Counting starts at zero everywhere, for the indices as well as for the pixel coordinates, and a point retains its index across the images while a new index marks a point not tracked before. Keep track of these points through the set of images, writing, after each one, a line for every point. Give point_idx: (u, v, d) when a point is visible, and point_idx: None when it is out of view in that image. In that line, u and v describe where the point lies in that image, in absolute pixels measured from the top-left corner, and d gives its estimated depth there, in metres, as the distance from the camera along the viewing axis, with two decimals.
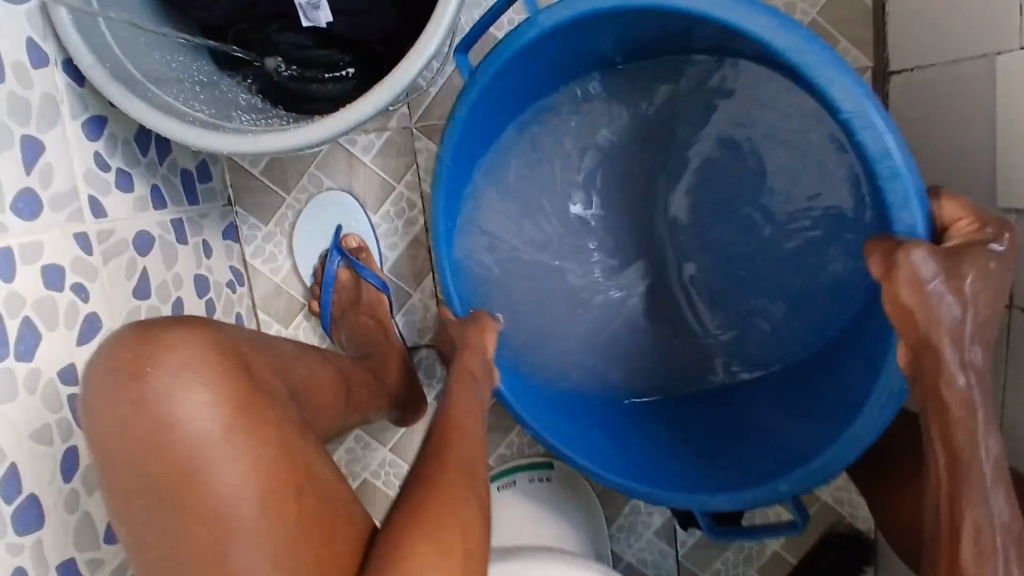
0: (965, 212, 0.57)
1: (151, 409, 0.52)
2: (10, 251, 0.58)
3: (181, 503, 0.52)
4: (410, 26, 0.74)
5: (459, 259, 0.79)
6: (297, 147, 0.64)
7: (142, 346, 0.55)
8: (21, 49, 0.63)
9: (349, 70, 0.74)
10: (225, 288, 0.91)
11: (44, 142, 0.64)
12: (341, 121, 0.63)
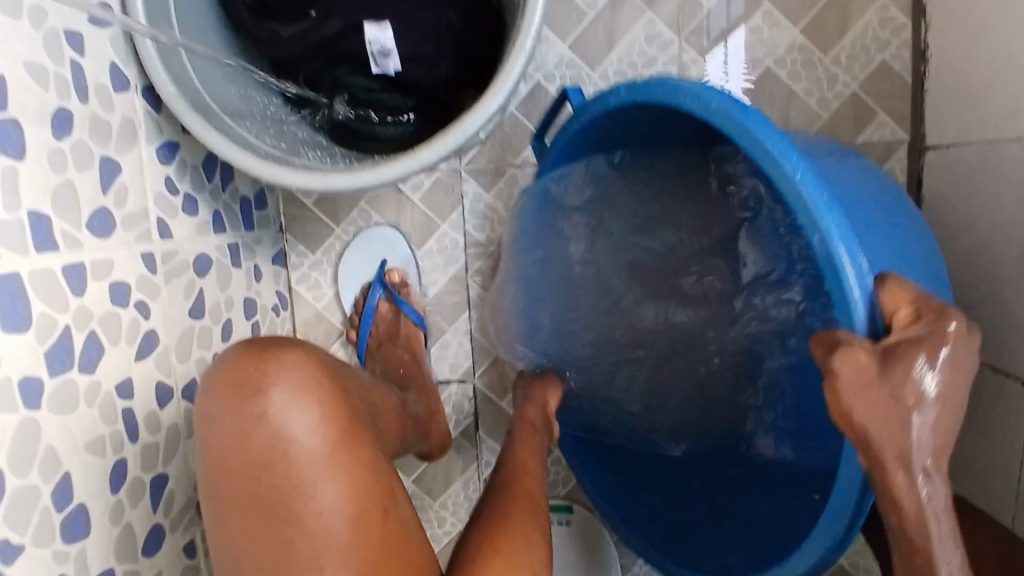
0: (911, 298, 0.52)
1: (265, 425, 0.56)
2: (83, 266, 0.60)
3: (282, 512, 0.54)
4: (470, 74, 0.79)
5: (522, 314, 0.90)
6: (361, 186, 0.68)
7: (263, 362, 0.58)
8: (104, 74, 0.65)
9: (410, 115, 0.80)
10: (269, 312, 0.96)
11: (121, 164, 0.66)
12: (404, 165, 0.68)
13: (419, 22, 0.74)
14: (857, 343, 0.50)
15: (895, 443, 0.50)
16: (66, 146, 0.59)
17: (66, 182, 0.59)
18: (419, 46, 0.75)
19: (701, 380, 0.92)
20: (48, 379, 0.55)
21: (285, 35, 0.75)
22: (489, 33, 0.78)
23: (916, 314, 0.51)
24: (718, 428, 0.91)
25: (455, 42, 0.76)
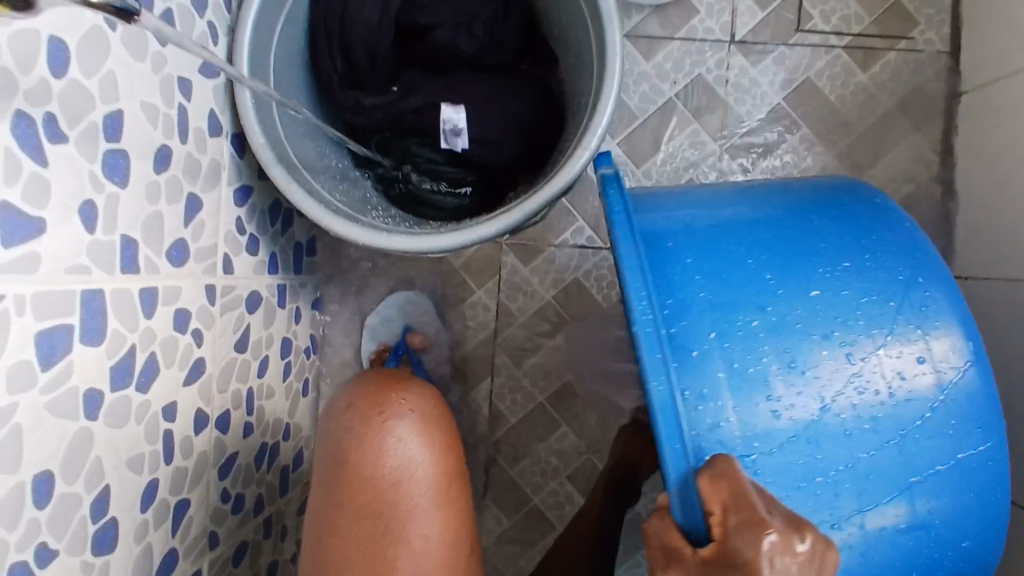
0: (727, 496, 0.47)
1: (395, 444, 0.57)
2: (156, 290, 0.64)
3: (383, 530, 0.55)
4: (529, 158, 0.86)
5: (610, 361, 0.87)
6: (421, 249, 0.73)
7: (403, 390, 0.61)
8: (203, 118, 0.70)
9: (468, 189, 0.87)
10: (303, 354, 0.99)
11: (203, 200, 0.71)
12: (465, 235, 0.73)
13: (491, 108, 0.82)
14: (678, 559, 0.48)
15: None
16: (160, 182, 0.64)
17: (155, 212, 0.63)
18: (488, 128, 0.83)
19: None
20: (108, 391, 0.58)
21: (368, 105, 0.82)
22: (551, 125, 0.86)
23: (726, 520, 0.46)
24: None
25: (522, 129, 0.84)
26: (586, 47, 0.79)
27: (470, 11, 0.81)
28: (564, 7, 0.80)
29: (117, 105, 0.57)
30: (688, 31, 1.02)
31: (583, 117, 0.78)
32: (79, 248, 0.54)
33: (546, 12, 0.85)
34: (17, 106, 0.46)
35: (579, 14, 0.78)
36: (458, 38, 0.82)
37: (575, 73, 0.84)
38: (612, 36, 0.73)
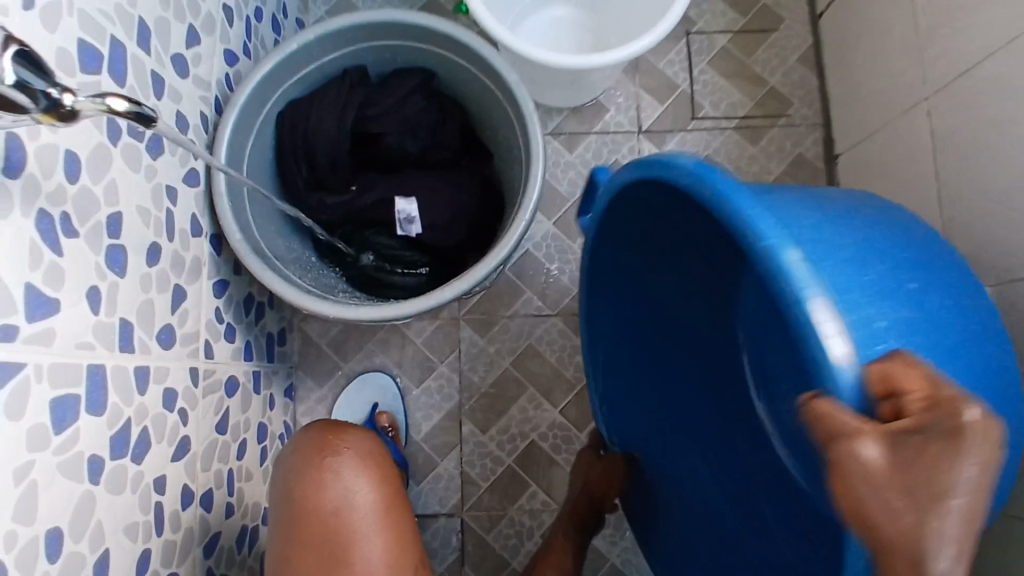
0: (923, 382, 0.45)
1: (335, 482, 0.67)
2: (149, 368, 0.71)
3: (330, 554, 0.65)
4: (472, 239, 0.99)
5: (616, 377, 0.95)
6: (387, 317, 0.83)
7: (341, 434, 0.71)
8: (187, 221, 0.80)
9: (423, 270, 0.99)
10: (278, 439, 1.04)
11: (187, 291, 0.80)
12: (426, 300, 0.83)
13: (438, 199, 0.95)
14: (858, 432, 0.44)
15: (908, 549, 0.41)
16: (150, 276, 0.72)
17: (147, 299, 0.71)
18: (436, 215, 0.95)
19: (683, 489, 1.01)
20: (105, 458, 0.64)
21: (330, 203, 0.93)
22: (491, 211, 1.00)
23: (927, 399, 0.44)
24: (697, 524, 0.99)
25: (467, 216, 0.98)
26: (516, 144, 0.94)
27: (415, 119, 0.94)
28: (496, 112, 0.95)
29: (117, 208, 0.67)
30: (604, 124, 1.20)
31: (517, 201, 0.92)
32: (85, 328, 0.61)
33: (480, 116, 1.00)
34: (39, 206, 0.56)
35: (508, 117, 0.93)
36: (406, 142, 0.94)
37: (509, 165, 0.99)
38: (537, 131, 0.87)
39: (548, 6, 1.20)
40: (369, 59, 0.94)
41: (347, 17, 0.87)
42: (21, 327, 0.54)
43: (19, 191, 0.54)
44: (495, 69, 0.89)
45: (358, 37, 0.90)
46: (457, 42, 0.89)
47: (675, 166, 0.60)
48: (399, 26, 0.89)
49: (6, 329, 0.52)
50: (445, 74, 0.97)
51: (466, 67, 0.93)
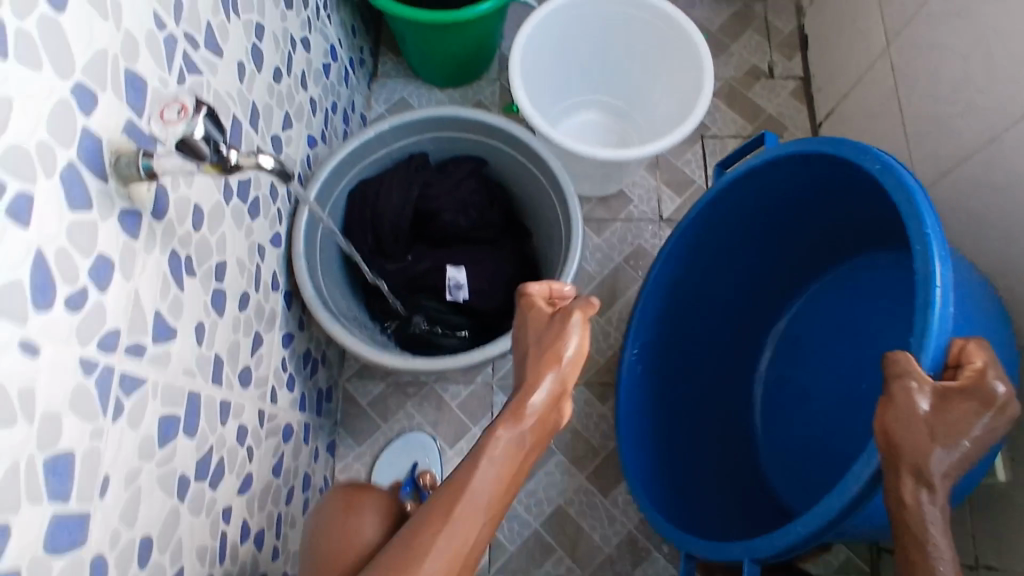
0: (987, 359, 0.64)
1: (353, 539, 0.71)
2: (229, 403, 0.79)
3: None
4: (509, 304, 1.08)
5: (674, 334, 1.10)
6: (441, 369, 0.91)
7: (362, 495, 0.77)
8: (269, 276, 0.90)
9: (464, 332, 1.07)
10: (318, 492, 1.10)
11: (263, 338, 0.89)
12: (478, 355, 0.91)
13: (486, 269, 1.06)
14: (912, 375, 0.64)
15: (914, 456, 0.62)
16: (238, 319, 0.81)
17: (235, 339, 0.80)
18: (483, 282, 1.05)
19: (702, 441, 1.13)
20: (192, 479, 0.70)
21: (389, 267, 1.04)
22: (528, 280, 1.10)
23: (981, 368, 0.63)
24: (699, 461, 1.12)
25: (508, 285, 1.07)
26: (557, 225, 1.05)
27: (468, 198, 1.06)
28: (539, 196, 1.07)
29: (223, 257, 0.77)
30: (628, 213, 1.33)
31: (557, 273, 1.02)
32: (191, 357, 0.70)
33: (524, 199, 1.12)
34: (172, 248, 0.66)
35: (551, 201, 1.05)
36: (459, 218, 1.06)
37: (547, 243, 1.09)
38: (577, 213, 0.99)
39: (580, 112, 1.36)
40: (430, 147, 1.08)
41: (417, 111, 1.01)
42: (149, 347, 0.62)
43: (161, 232, 0.64)
44: (543, 159, 1.02)
45: (423, 129, 1.04)
46: (510, 135, 1.03)
47: (866, 153, 0.79)
48: (460, 120, 1.03)
49: (138, 345, 0.60)
50: (495, 162, 1.09)
51: (516, 157, 1.05)
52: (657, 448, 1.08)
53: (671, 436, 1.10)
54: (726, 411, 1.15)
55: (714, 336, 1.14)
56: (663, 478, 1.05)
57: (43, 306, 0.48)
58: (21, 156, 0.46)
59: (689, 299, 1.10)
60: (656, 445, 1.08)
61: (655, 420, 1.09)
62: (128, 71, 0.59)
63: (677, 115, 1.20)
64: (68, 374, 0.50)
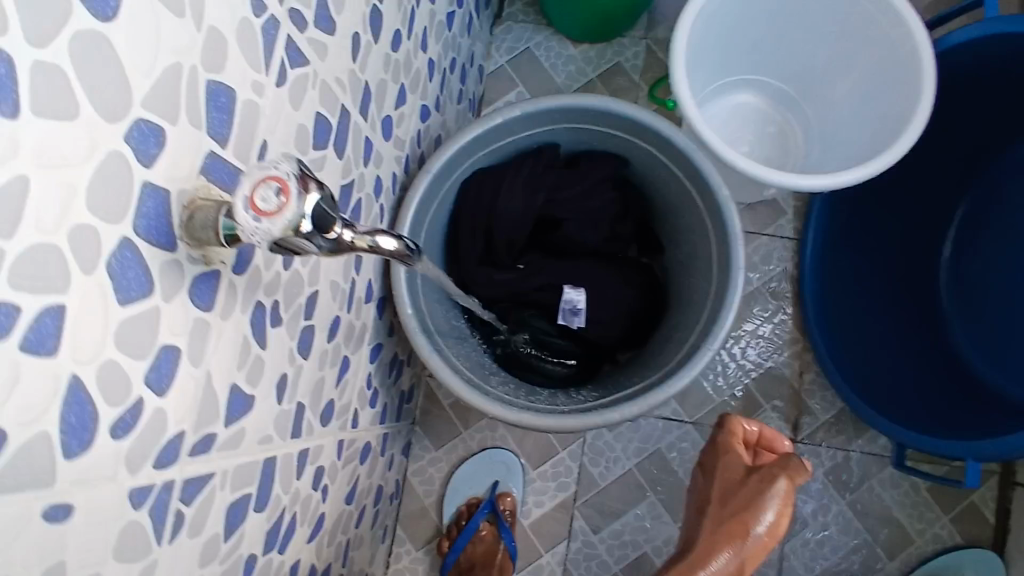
0: None
1: None
2: (308, 450, 0.68)
3: None
4: (628, 336, 0.91)
5: (864, 228, 1.07)
6: (543, 426, 0.76)
7: None
8: (363, 287, 0.76)
9: (570, 361, 0.93)
10: (389, 499, 1.01)
11: (351, 361, 0.76)
12: (592, 419, 0.75)
13: (607, 297, 0.89)
14: None
15: None
16: (326, 351, 0.68)
17: (320, 376, 0.68)
18: (603, 312, 0.89)
19: (892, 284, 1.08)
20: (259, 556, 0.60)
21: (497, 278, 0.88)
22: (655, 309, 0.92)
23: None
24: (894, 305, 1.07)
25: (629, 316, 0.90)
26: (705, 258, 0.84)
27: (599, 210, 0.88)
28: (688, 217, 0.86)
29: (315, 286, 0.63)
30: (778, 227, 1.12)
31: (695, 320, 0.82)
32: (269, 421, 0.57)
33: (667, 213, 0.91)
34: (257, 299, 0.52)
35: (703, 228, 0.83)
36: (585, 233, 0.88)
37: (685, 272, 0.89)
38: (739, 255, 0.77)
39: (736, 92, 1.14)
40: (565, 138, 0.88)
41: (555, 99, 0.81)
42: (220, 433, 0.50)
43: (244, 287, 0.50)
44: (704, 177, 0.80)
45: (560, 119, 0.84)
46: (665, 141, 0.81)
47: None
48: (606, 115, 0.82)
49: (206, 439, 0.48)
50: (640, 166, 0.89)
51: (667, 166, 0.84)
52: (839, 314, 1.08)
53: (855, 302, 1.08)
54: (924, 345, 1.05)
55: (883, 274, 1.08)
56: (839, 357, 1.06)
57: (74, 452, 0.35)
58: (45, 255, 0.32)
59: (887, 191, 1.06)
60: (835, 320, 1.07)
61: (839, 315, 1.07)
62: (209, 83, 0.42)
63: (862, 130, 0.98)
64: (115, 516, 0.39)
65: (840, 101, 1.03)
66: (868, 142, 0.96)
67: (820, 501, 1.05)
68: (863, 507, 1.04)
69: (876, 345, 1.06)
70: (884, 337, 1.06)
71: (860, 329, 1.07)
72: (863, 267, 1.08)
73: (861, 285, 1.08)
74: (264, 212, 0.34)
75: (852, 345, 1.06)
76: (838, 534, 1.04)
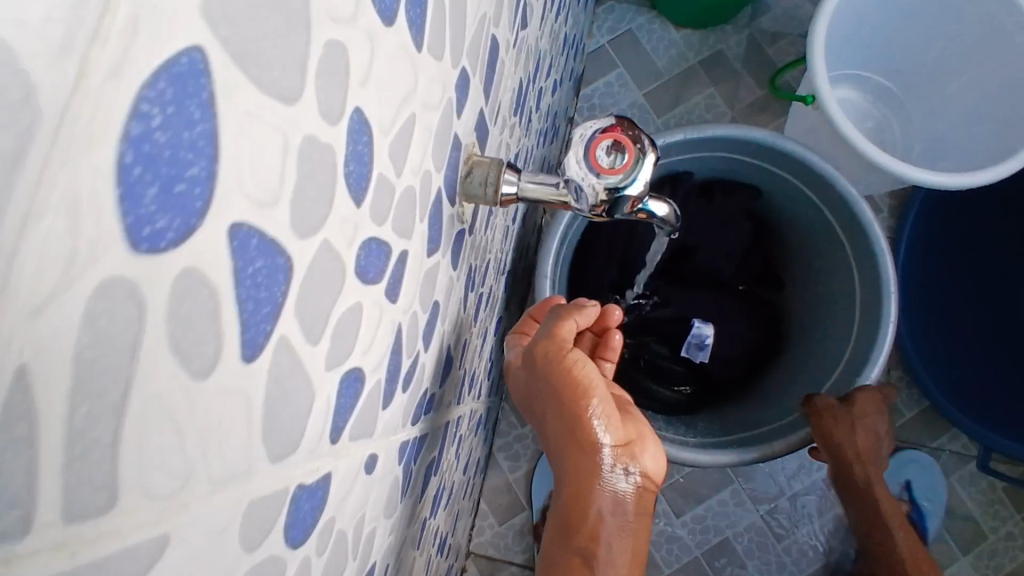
0: None
1: None
2: (460, 417, 0.68)
3: None
4: (745, 371, 0.94)
5: (966, 235, 1.08)
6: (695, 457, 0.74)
7: None
8: (503, 260, 0.75)
9: (684, 389, 0.95)
10: (482, 473, 1.01)
11: (488, 331, 0.76)
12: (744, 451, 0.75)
13: (730, 327, 0.94)
14: None
15: None
16: (480, 320, 0.68)
17: (476, 344, 0.67)
18: (728, 343, 0.93)
19: (988, 287, 1.08)
20: (427, 519, 0.60)
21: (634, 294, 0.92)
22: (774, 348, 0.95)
23: None
24: (990, 308, 1.07)
25: (750, 349, 0.94)
26: (845, 306, 0.83)
27: (731, 240, 0.95)
28: (828, 258, 0.87)
29: (490, 253, 0.63)
30: None
31: (833, 368, 0.81)
32: (452, 385, 0.57)
33: (802, 248, 0.92)
34: (470, 261, 0.51)
35: (848, 271, 0.82)
36: (718, 262, 0.95)
37: (813, 312, 0.90)
38: (891, 310, 0.75)
39: (836, 87, 1.15)
40: (714, 166, 0.89)
41: (720, 128, 0.81)
42: (434, 395, 0.49)
43: (469, 248, 0.49)
44: (862, 225, 0.78)
45: (717, 147, 0.84)
46: (826, 183, 0.80)
47: None
48: (767, 149, 0.82)
49: (431, 398, 0.47)
50: (786, 200, 0.90)
51: (820, 207, 0.84)
52: (931, 319, 1.08)
53: (950, 306, 1.08)
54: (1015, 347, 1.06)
55: (980, 283, 1.08)
56: (929, 359, 1.07)
57: (387, 400, 0.35)
58: (407, 197, 0.30)
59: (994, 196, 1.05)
60: (928, 325, 1.08)
61: (934, 317, 1.08)
62: (493, 36, 0.41)
63: (974, 133, 0.99)
64: (390, 471, 0.39)
65: (948, 103, 1.04)
66: (984, 148, 0.96)
67: (899, 495, 1.07)
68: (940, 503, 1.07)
69: (968, 349, 1.07)
70: (977, 340, 1.07)
71: (955, 347, 1.07)
72: (962, 272, 1.08)
73: (957, 290, 1.08)
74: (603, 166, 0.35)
75: (944, 348, 1.07)
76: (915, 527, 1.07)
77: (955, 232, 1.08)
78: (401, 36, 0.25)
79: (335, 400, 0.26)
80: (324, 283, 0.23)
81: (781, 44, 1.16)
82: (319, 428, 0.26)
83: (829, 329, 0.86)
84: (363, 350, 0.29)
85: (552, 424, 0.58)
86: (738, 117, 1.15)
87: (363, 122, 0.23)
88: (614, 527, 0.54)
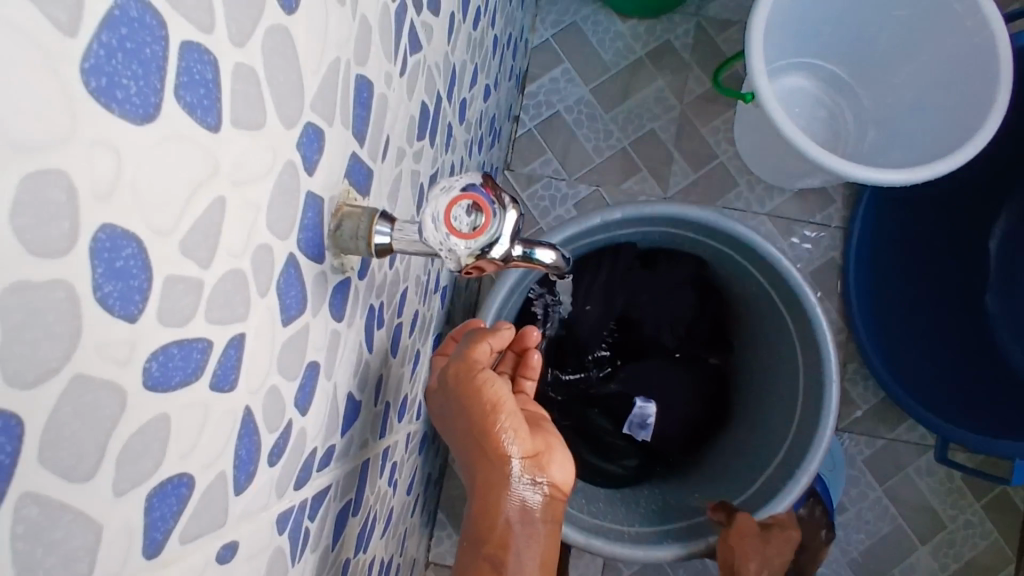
0: None
1: None
2: (389, 447, 0.66)
3: None
4: (687, 447, 0.96)
5: (919, 224, 1.06)
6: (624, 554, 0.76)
7: None
8: (433, 280, 0.73)
9: (629, 463, 0.95)
10: (436, 485, 1.00)
11: (422, 353, 0.74)
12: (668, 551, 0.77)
13: (674, 402, 0.95)
14: None
15: None
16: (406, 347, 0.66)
17: (401, 373, 0.65)
18: (672, 420, 0.95)
19: (940, 274, 1.07)
20: (352, 558, 0.58)
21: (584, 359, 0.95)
22: (717, 424, 0.96)
23: None
24: (943, 296, 1.07)
25: (693, 423, 0.96)
26: (789, 382, 0.84)
27: (677, 308, 0.95)
28: (771, 331, 0.88)
29: (406, 283, 0.60)
30: (827, 216, 1.11)
31: (773, 453, 0.83)
32: (367, 424, 0.55)
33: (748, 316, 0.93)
34: (370, 302, 0.49)
35: (791, 347, 0.84)
36: (663, 334, 0.96)
37: (761, 381, 0.91)
38: (833, 401, 0.76)
39: (786, 75, 1.12)
40: (659, 236, 0.89)
41: (661, 207, 0.80)
42: (337, 445, 0.47)
43: (363, 291, 0.47)
44: (799, 296, 0.79)
45: (664, 221, 0.83)
46: (770, 266, 0.81)
47: None
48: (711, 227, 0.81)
49: (328, 452, 0.45)
50: (730, 270, 0.91)
51: (764, 283, 0.84)
52: (886, 310, 1.07)
53: (904, 298, 1.07)
54: (967, 335, 1.06)
55: (932, 270, 1.07)
56: (880, 354, 1.06)
57: (242, 485, 0.32)
58: (232, 282, 0.28)
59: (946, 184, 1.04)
60: (881, 316, 1.07)
61: (888, 307, 1.07)
62: (357, 77, 0.38)
63: (923, 126, 0.97)
64: (266, 547, 0.37)
65: (897, 91, 1.02)
66: (929, 142, 0.95)
67: (856, 487, 1.08)
68: (897, 494, 1.07)
69: (924, 338, 1.06)
70: (930, 328, 1.06)
71: (907, 340, 1.06)
72: (917, 262, 1.07)
73: (913, 279, 1.07)
74: (458, 230, 0.33)
75: (900, 339, 1.06)
76: (873, 520, 1.07)
77: (904, 237, 1.07)
78: (176, 125, 0.23)
79: (141, 517, 0.25)
80: (87, 414, 0.21)
81: (730, 32, 1.13)
82: (119, 552, 0.24)
83: (774, 399, 0.87)
84: (182, 453, 0.27)
85: (459, 436, 0.56)
86: (687, 111, 1.12)
87: (119, 238, 0.21)
88: (524, 538, 0.53)
